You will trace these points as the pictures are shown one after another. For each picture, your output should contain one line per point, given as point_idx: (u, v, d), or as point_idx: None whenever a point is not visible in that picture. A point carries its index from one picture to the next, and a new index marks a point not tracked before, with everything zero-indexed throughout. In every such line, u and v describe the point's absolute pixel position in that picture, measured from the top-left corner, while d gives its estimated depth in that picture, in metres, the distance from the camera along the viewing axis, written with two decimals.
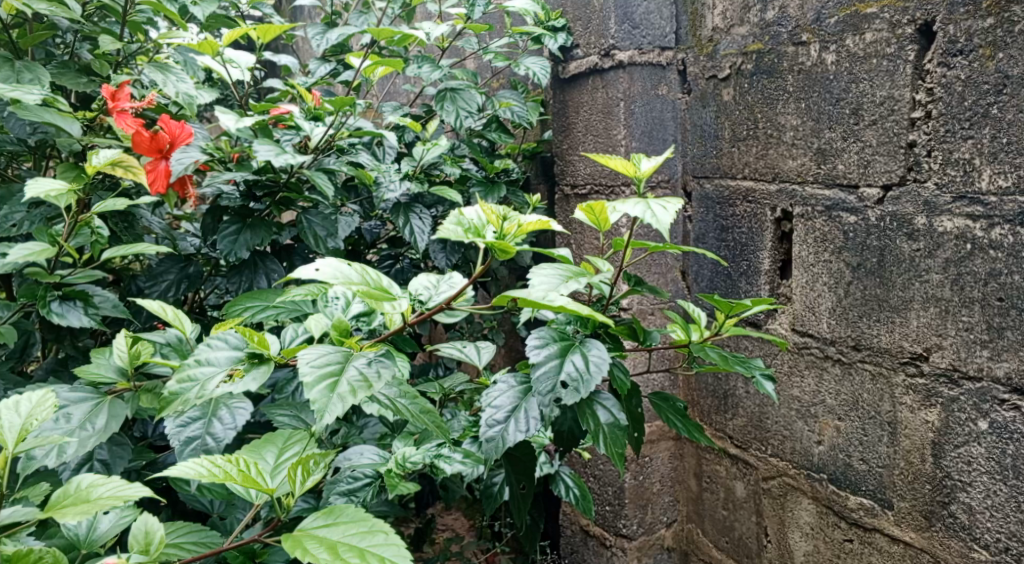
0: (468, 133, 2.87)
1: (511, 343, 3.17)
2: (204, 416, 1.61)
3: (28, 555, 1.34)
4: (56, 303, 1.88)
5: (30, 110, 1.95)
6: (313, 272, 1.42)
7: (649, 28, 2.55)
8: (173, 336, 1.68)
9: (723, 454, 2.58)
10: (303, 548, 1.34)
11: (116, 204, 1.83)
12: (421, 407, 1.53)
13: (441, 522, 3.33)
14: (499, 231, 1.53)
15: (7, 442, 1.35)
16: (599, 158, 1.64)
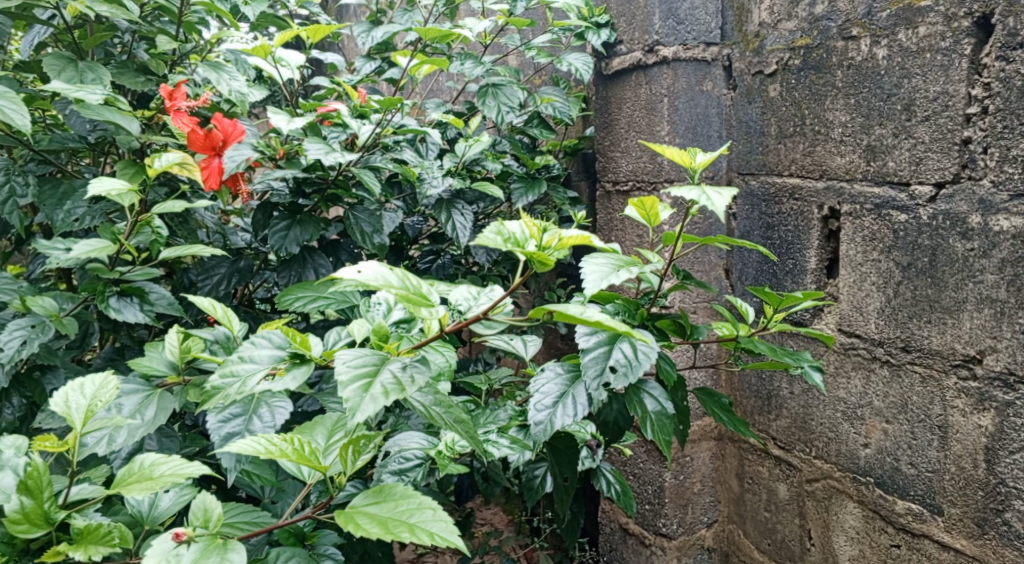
0: (510, 129, 2.85)
1: (550, 340, 3.16)
2: (244, 413, 1.62)
3: (98, 528, 1.39)
4: (114, 299, 1.90)
5: (92, 109, 2.01)
6: (354, 274, 1.39)
7: (694, 24, 2.52)
8: (221, 334, 1.71)
9: (765, 455, 2.54)
10: (354, 523, 1.37)
11: (173, 206, 1.84)
12: (455, 417, 1.48)
13: (479, 517, 3.33)
14: (539, 243, 1.50)
15: (74, 422, 1.42)
16: (653, 148, 1.62)
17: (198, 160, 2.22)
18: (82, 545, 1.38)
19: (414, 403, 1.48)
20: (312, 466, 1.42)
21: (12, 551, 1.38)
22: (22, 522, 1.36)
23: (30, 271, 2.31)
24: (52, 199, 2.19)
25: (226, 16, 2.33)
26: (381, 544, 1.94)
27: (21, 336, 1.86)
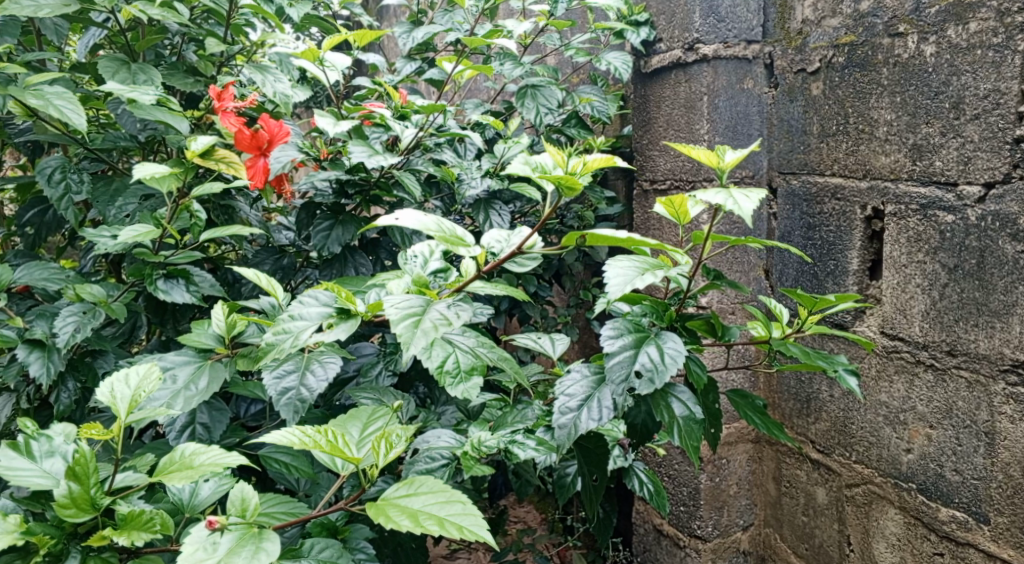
0: (548, 128, 2.84)
1: (586, 339, 3.14)
2: (297, 369, 1.64)
3: (141, 515, 1.42)
4: (162, 281, 1.94)
5: (144, 109, 2.06)
6: (394, 219, 1.46)
7: (735, 22, 2.49)
8: (267, 303, 1.75)
9: (804, 458, 2.49)
10: (386, 515, 1.38)
11: (210, 188, 1.90)
12: (499, 351, 1.59)
13: (513, 515, 3.32)
14: (566, 169, 1.61)
15: (120, 411, 1.44)
16: (680, 148, 1.61)
17: (243, 160, 2.25)
18: (126, 531, 1.40)
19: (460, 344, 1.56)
20: (345, 458, 1.43)
21: (61, 535, 1.41)
22: (70, 506, 1.39)
23: (84, 264, 2.34)
24: (105, 196, 2.25)
25: (272, 18, 2.36)
26: (413, 538, 1.94)
27: (73, 322, 1.90)
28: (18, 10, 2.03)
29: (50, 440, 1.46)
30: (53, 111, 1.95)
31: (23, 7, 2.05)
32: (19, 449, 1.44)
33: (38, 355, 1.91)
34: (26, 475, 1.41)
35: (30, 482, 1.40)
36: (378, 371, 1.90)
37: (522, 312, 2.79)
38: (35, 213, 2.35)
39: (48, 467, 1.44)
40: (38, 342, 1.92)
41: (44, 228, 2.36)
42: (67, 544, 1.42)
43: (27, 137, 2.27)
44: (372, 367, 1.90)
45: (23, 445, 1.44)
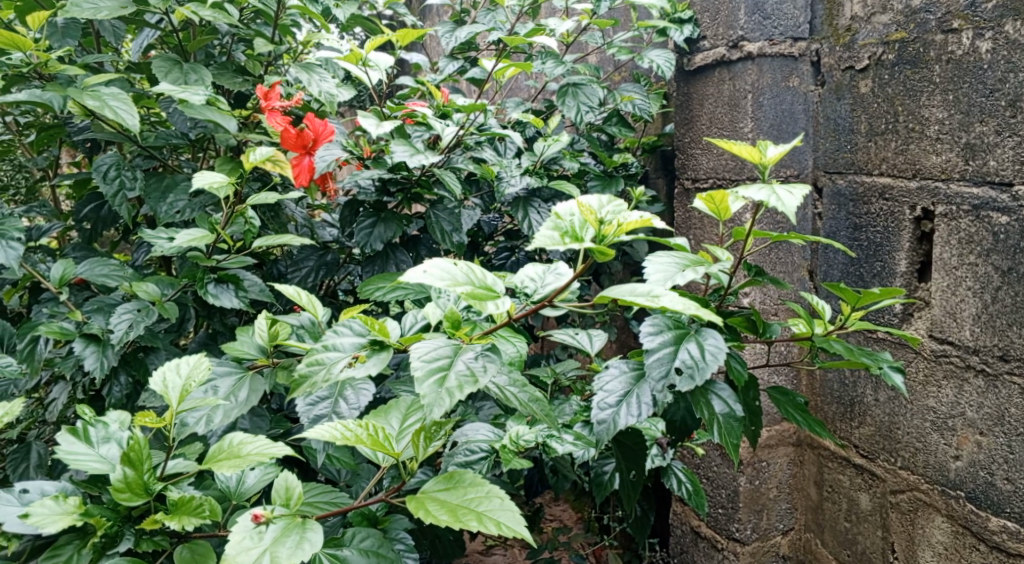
0: (589, 127, 2.81)
1: (624, 339, 3.10)
2: (331, 396, 1.62)
3: (191, 500, 1.42)
4: (212, 285, 1.94)
5: (195, 110, 2.08)
6: (420, 275, 1.41)
7: (781, 19, 2.45)
8: (307, 318, 1.73)
9: (847, 463, 2.44)
10: (425, 510, 1.37)
11: (268, 198, 1.92)
12: (530, 395, 1.51)
13: (549, 513, 3.29)
14: (598, 232, 1.51)
15: (171, 400, 1.46)
16: (722, 143, 1.63)
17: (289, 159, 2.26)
18: (177, 515, 1.40)
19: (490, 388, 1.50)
20: (386, 452, 1.43)
21: (116, 517, 1.42)
22: (125, 491, 1.39)
23: (135, 258, 2.33)
24: (156, 192, 2.24)
25: (318, 18, 2.35)
26: (451, 532, 1.93)
27: (128, 319, 1.91)
28: (79, 12, 2.05)
29: (106, 426, 1.47)
30: (109, 112, 1.97)
31: (84, 9, 2.07)
32: (78, 434, 1.45)
33: (93, 349, 1.91)
34: (84, 459, 1.42)
35: (87, 467, 1.41)
36: None
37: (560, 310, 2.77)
38: (91, 208, 2.35)
39: (104, 453, 1.45)
40: (95, 337, 1.93)
41: (99, 223, 2.36)
42: (122, 527, 1.43)
43: (85, 135, 2.29)
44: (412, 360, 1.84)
45: (81, 430, 1.45)
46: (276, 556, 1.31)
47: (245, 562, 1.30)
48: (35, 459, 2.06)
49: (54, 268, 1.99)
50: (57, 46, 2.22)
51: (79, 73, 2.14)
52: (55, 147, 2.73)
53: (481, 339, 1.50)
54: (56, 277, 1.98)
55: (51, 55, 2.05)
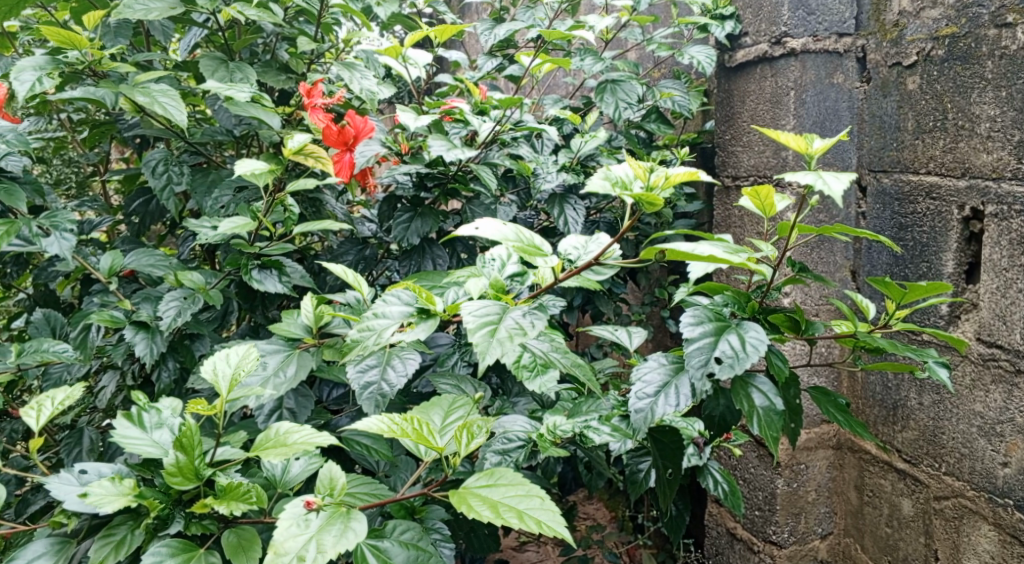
0: (627, 124, 2.77)
1: (660, 338, 3.06)
2: (380, 363, 1.61)
3: (239, 487, 1.44)
4: (257, 270, 1.94)
5: (239, 106, 2.06)
6: (472, 230, 1.47)
7: (826, 14, 2.41)
8: (353, 298, 1.74)
9: (889, 468, 2.39)
10: (467, 505, 1.34)
11: (307, 184, 1.91)
12: (572, 359, 1.54)
13: (582, 511, 3.27)
14: (647, 183, 1.54)
15: (221, 389, 1.47)
16: (769, 132, 1.59)
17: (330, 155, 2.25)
18: (225, 501, 1.43)
19: (533, 352, 1.56)
20: (430, 447, 1.40)
21: (168, 500, 1.45)
22: (177, 475, 1.42)
23: (182, 252, 2.32)
24: (202, 186, 2.24)
25: (360, 14, 2.32)
26: (487, 526, 1.91)
27: (175, 307, 1.91)
28: (131, 14, 2.05)
29: (158, 412, 1.51)
30: (158, 109, 1.98)
31: (136, 11, 2.06)
32: (132, 419, 1.49)
33: (143, 336, 1.91)
34: (138, 443, 1.46)
35: (141, 451, 1.45)
36: (455, 360, 1.82)
37: (595, 308, 2.74)
38: (140, 203, 2.35)
39: (157, 437, 1.49)
40: (144, 324, 1.92)
41: (148, 218, 2.35)
42: (173, 510, 1.45)
43: (134, 131, 2.30)
44: (448, 355, 1.83)
45: (136, 415, 1.50)
46: (321, 545, 1.32)
47: (292, 548, 1.31)
48: (88, 443, 2.03)
49: (103, 259, 1.99)
50: (110, 46, 2.23)
51: (130, 72, 2.15)
52: (103, 142, 2.74)
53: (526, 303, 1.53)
54: (105, 268, 1.99)
55: (103, 54, 2.06)
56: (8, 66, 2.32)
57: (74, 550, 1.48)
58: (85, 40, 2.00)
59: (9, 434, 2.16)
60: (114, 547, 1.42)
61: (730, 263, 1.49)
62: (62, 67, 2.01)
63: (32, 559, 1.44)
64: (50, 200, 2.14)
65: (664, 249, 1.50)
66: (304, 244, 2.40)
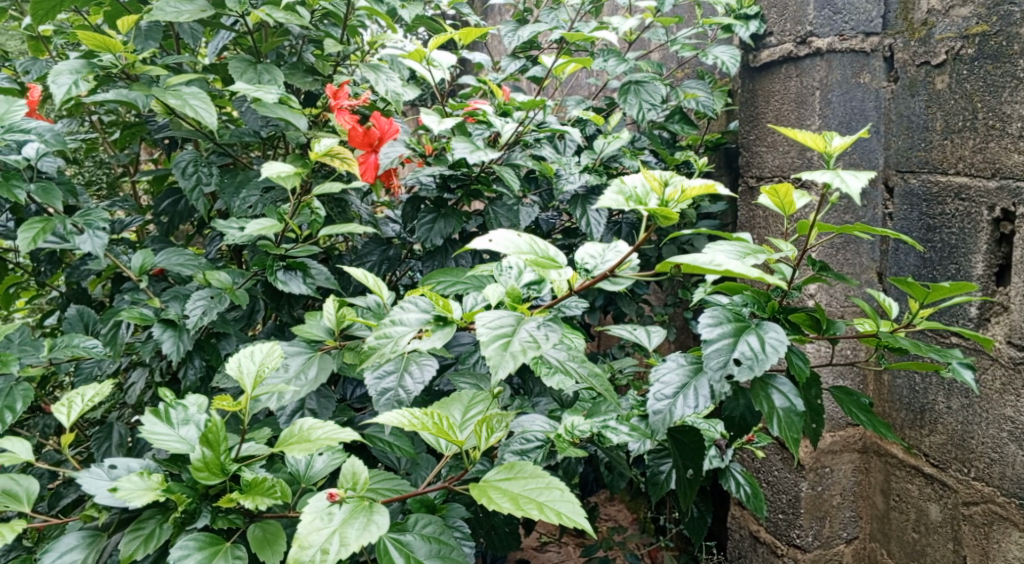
0: (650, 124, 2.77)
1: (683, 340, 3.06)
2: (397, 369, 1.62)
3: (264, 481, 1.46)
4: (281, 271, 1.97)
5: (267, 107, 2.09)
6: (486, 242, 1.48)
7: (852, 13, 2.39)
8: (373, 301, 1.73)
9: (916, 472, 2.36)
10: (487, 497, 1.35)
11: (333, 187, 1.94)
12: (589, 369, 1.52)
13: (604, 513, 3.26)
14: (662, 197, 1.55)
15: (245, 385, 1.50)
16: (786, 132, 1.59)
17: (355, 157, 2.27)
18: (251, 495, 1.46)
19: (550, 359, 1.52)
20: (450, 440, 1.42)
21: (195, 495, 1.47)
22: (203, 470, 1.45)
23: (210, 251, 2.36)
24: (230, 187, 2.28)
25: (385, 17, 2.34)
26: (508, 524, 1.92)
27: (202, 306, 1.93)
28: (162, 16, 2.08)
29: (185, 409, 1.54)
30: (188, 111, 2.01)
31: (167, 12, 2.10)
32: (160, 415, 1.52)
33: (171, 334, 1.93)
34: (165, 439, 1.49)
35: (169, 446, 1.47)
36: (476, 359, 1.82)
37: (617, 309, 2.74)
38: (169, 203, 2.38)
39: (184, 433, 1.51)
40: (172, 323, 1.95)
41: (177, 218, 2.39)
42: (200, 504, 1.48)
43: (163, 132, 2.33)
44: (469, 354, 1.82)
45: (163, 412, 1.52)
46: (345, 537, 1.33)
47: (316, 541, 1.33)
48: (117, 439, 2.06)
49: (134, 258, 2.02)
50: (140, 49, 2.22)
51: (162, 74, 2.18)
52: (133, 144, 2.78)
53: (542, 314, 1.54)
54: (136, 267, 2.02)
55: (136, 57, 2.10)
56: (43, 69, 2.37)
57: (105, 543, 1.50)
58: (118, 43, 2.03)
59: (41, 429, 2.20)
60: (143, 540, 1.45)
61: (749, 276, 1.45)
62: (96, 70, 2.05)
63: (64, 551, 1.47)
64: (83, 200, 2.17)
65: (679, 264, 1.48)
66: (329, 245, 2.42)
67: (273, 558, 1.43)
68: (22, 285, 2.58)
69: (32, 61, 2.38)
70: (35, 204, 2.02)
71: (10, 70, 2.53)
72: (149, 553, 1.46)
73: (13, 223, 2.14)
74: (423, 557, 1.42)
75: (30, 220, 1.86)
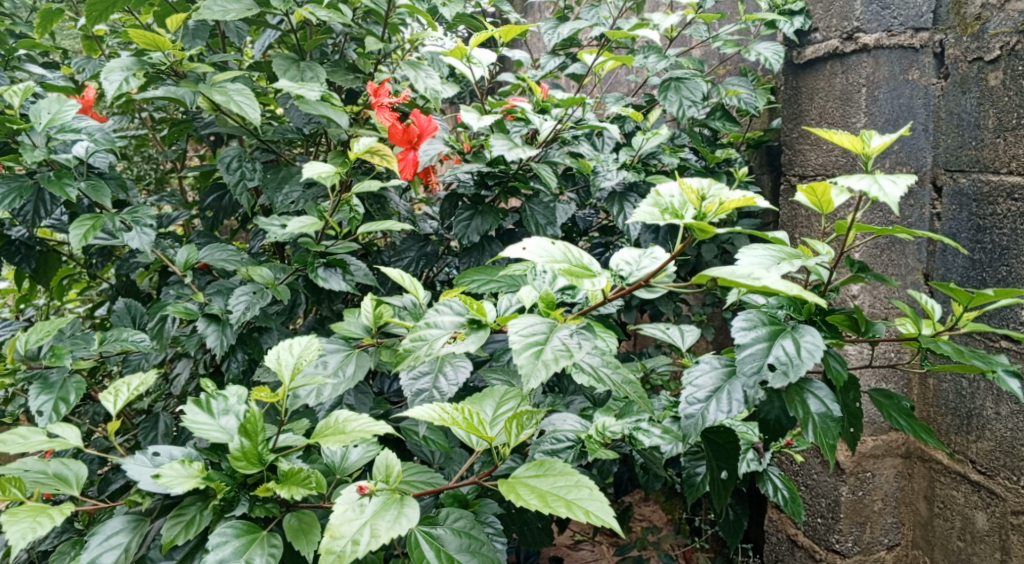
0: (691, 121, 2.76)
1: (722, 340, 3.03)
2: (432, 370, 1.63)
3: (299, 472, 1.49)
4: (322, 268, 2.00)
5: (309, 105, 2.11)
6: (518, 251, 1.50)
7: (902, 8, 2.36)
8: (409, 301, 1.76)
9: (962, 479, 2.32)
10: (516, 494, 1.36)
11: (371, 185, 1.96)
12: (623, 376, 1.52)
13: (639, 513, 3.26)
14: (699, 210, 1.54)
15: (284, 377, 1.52)
16: (821, 134, 1.60)
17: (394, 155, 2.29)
18: (287, 485, 1.48)
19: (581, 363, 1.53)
20: (480, 437, 1.44)
21: (234, 483, 1.50)
22: (242, 459, 1.48)
23: (253, 246, 2.40)
24: (273, 183, 2.32)
25: (426, 15, 2.35)
26: (539, 518, 1.93)
27: (245, 301, 1.97)
28: (209, 15, 2.12)
29: (226, 399, 1.57)
30: (233, 108, 2.05)
31: (213, 11, 2.14)
32: (201, 405, 1.55)
33: (214, 328, 1.98)
34: (206, 428, 1.52)
35: (209, 436, 1.51)
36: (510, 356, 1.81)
37: (655, 307, 2.74)
38: (214, 198, 2.43)
39: (224, 423, 1.54)
40: (215, 316, 1.99)
41: (221, 213, 2.44)
42: (239, 493, 1.51)
43: (209, 129, 2.38)
44: (503, 351, 1.81)
45: (204, 402, 1.56)
46: (376, 529, 1.35)
47: (347, 533, 1.35)
48: (162, 428, 2.11)
49: (179, 253, 2.06)
50: (188, 48, 2.27)
51: (207, 72, 2.22)
52: (180, 141, 2.84)
53: (575, 320, 1.55)
54: (181, 262, 2.06)
55: (184, 55, 2.14)
56: (96, 67, 2.43)
57: (148, 528, 1.54)
58: (167, 42, 2.08)
59: (91, 416, 2.26)
60: (184, 526, 1.49)
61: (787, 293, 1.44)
62: (146, 69, 2.10)
63: (109, 535, 1.51)
64: (133, 195, 2.22)
65: (714, 277, 1.47)
66: (368, 241, 2.45)
67: (308, 547, 1.46)
68: (74, 277, 2.66)
69: (85, 60, 2.45)
70: (86, 199, 2.08)
71: (65, 69, 2.60)
72: (190, 539, 1.50)
73: (67, 217, 2.21)
74: (454, 551, 1.44)
75: (81, 216, 1.91)
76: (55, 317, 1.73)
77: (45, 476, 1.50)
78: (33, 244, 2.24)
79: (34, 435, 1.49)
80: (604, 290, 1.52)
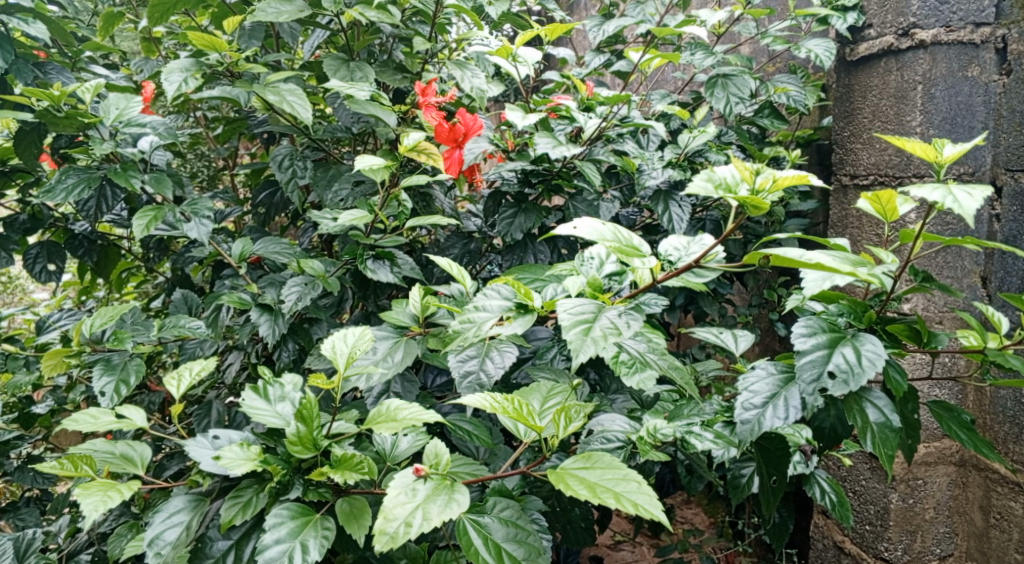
0: (738, 119, 2.76)
1: (767, 342, 3.02)
2: (479, 354, 1.67)
3: (352, 457, 1.53)
4: (371, 260, 2.04)
5: (360, 104, 2.16)
6: (570, 229, 1.53)
7: (961, 3, 2.34)
8: (456, 290, 1.81)
9: (1020, 489, 2.31)
10: (565, 483, 1.39)
11: (419, 180, 2.00)
12: (668, 361, 1.58)
13: (680, 515, 3.26)
14: (753, 186, 1.58)
15: (339, 366, 1.57)
16: (895, 141, 1.61)
17: (440, 153, 2.32)
18: (340, 470, 1.52)
19: (631, 355, 1.59)
20: (529, 426, 1.47)
21: (289, 468, 1.55)
22: (297, 444, 1.53)
23: (303, 241, 2.46)
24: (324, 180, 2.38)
25: (473, 15, 2.37)
26: (582, 510, 1.95)
27: (297, 291, 2.01)
28: (265, 16, 2.18)
29: (282, 386, 1.61)
30: (286, 107, 2.10)
31: (269, 13, 2.20)
32: (259, 392, 1.60)
33: (267, 318, 2.03)
34: (263, 414, 1.57)
35: (266, 421, 1.56)
36: (554, 354, 1.85)
37: (699, 308, 2.74)
38: (266, 195, 2.49)
39: (280, 409, 1.59)
40: (268, 307, 2.04)
41: (273, 209, 2.50)
42: (293, 476, 1.55)
43: (263, 127, 2.44)
44: (547, 349, 1.86)
45: (262, 388, 1.61)
46: (428, 514, 1.39)
47: (400, 516, 1.38)
48: (215, 416, 2.17)
49: (234, 246, 2.12)
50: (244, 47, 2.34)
51: (262, 72, 2.27)
52: (234, 140, 2.91)
53: (622, 303, 1.58)
54: (237, 254, 2.12)
55: (239, 57, 2.18)
56: (154, 67, 2.51)
57: (207, 508, 1.59)
58: (224, 42, 2.14)
59: (146, 404, 2.33)
60: (241, 508, 1.53)
61: (838, 271, 1.50)
62: (204, 69, 2.16)
63: (169, 513, 1.56)
64: (189, 191, 2.29)
65: (768, 254, 1.54)
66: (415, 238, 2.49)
67: (360, 531, 1.50)
68: (131, 270, 2.74)
69: (144, 59, 2.53)
70: (147, 193, 2.15)
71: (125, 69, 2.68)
72: (247, 519, 1.55)
73: (126, 211, 2.28)
74: (500, 539, 1.47)
75: (144, 208, 1.97)
76: (117, 303, 1.80)
77: (112, 455, 1.56)
78: (95, 237, 2.35)
79: (103, 416, 1.55)
80: (652, 269, 1.58)
